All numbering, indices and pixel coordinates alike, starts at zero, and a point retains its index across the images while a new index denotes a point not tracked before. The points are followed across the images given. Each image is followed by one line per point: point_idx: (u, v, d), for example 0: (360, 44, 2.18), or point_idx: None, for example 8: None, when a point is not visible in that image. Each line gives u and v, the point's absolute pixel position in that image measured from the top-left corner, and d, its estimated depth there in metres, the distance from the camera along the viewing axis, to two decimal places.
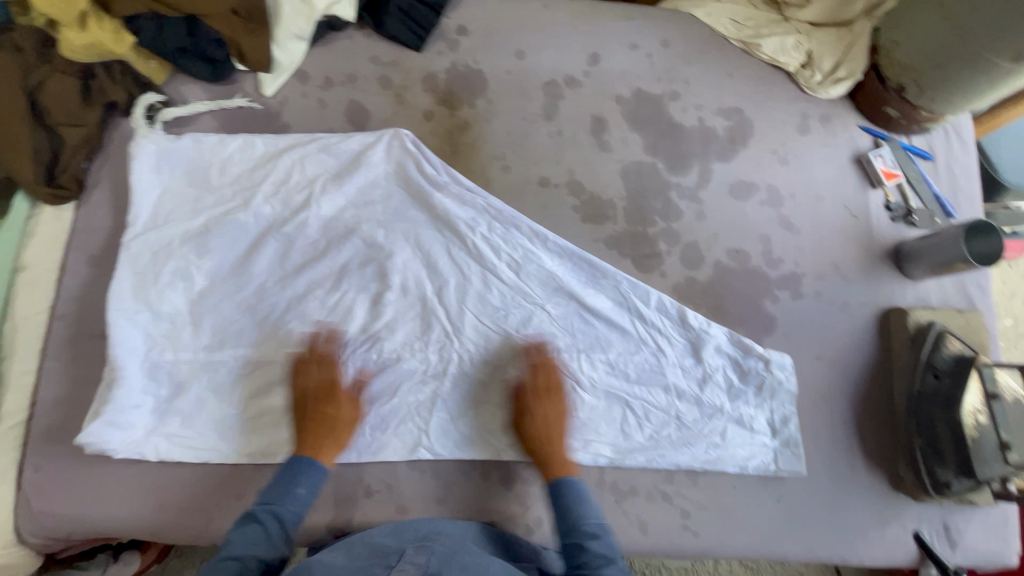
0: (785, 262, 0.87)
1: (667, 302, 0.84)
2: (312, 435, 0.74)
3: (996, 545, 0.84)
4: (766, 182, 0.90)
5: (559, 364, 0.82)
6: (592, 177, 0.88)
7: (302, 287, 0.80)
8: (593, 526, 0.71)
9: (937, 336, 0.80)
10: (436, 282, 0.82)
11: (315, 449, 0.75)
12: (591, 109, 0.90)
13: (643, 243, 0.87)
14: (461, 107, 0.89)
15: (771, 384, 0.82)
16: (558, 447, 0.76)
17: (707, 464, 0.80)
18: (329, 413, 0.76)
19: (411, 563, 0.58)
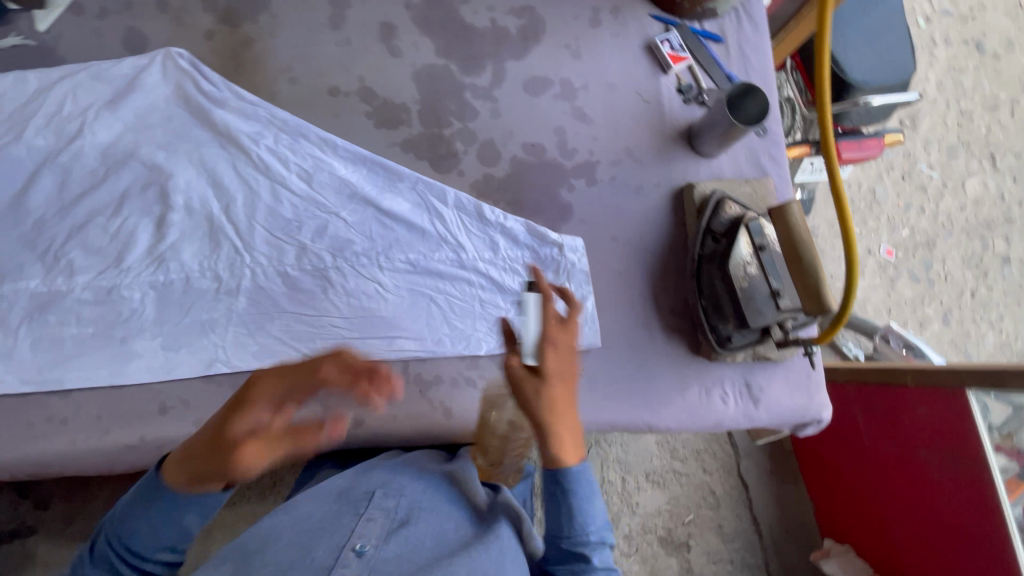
0: (579, 151, 0.89)
1: (463, 199, 0.85)
2: None
3: (803, 399, 0.87)
4: (560, 76, 0.91)
5: (358, 268, 0.83)
6: (384, 84, 0.88)
7: (83, 216, 0.79)
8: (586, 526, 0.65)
9: (717, 202, 0.84)
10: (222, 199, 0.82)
11: None
12: (379, 17, 0.90)
13: (439, 144, 0.87)
14: (242, 24, 0.88)
15: (565, 266, 0.84)
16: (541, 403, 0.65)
17: (507, 347, 0.82)
18: None
19: (379, 508, 0.66)
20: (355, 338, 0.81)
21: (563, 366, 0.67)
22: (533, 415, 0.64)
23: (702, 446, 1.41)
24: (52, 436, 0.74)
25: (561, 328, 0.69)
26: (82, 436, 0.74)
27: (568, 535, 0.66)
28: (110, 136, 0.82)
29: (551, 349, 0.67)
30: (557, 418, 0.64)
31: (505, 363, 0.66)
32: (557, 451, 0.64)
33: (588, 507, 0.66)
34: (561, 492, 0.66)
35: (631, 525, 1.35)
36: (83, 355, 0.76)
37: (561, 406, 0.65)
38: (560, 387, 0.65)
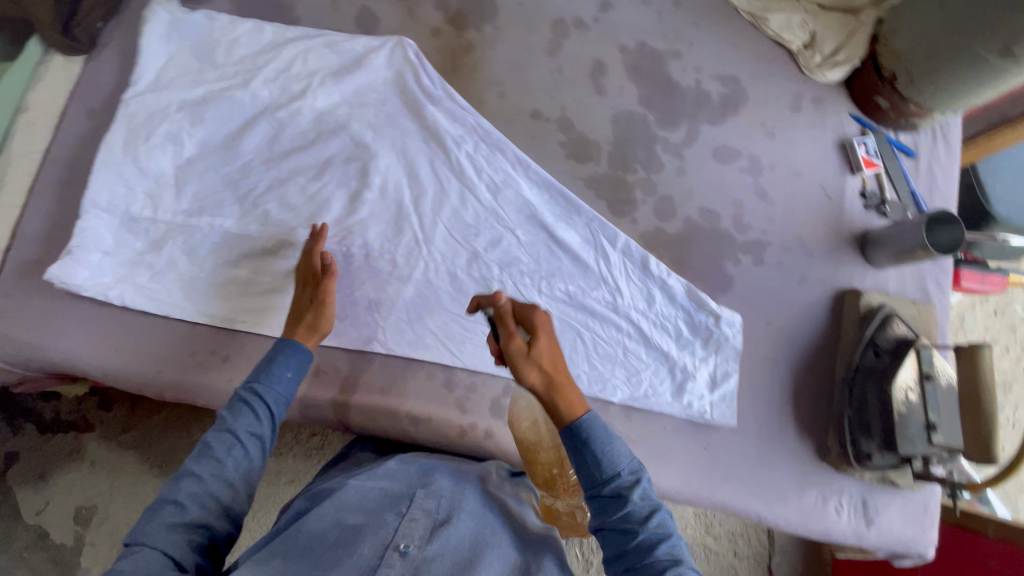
0: (753, 229, 0.89)
1: (633, 247, 0.85)
2: None
3: (914, 531, 0.85)
4: (749, 150, 0.92)
5: (520, 287, 0.85)
6: (583, 118, 0.90)
7: (286, 171, 0.83)
8: (626, 469, 0.54)
9: (885, 317, 0.83)
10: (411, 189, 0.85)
11: None
12: (593, 53, 0.92)
13: (621, 188, 0.89)
14: (468, 30, 0.91)
15: (717, 338, 0.84)
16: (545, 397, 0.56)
17: (640, 402, 0.82)
18: None
19: (423, 508, 0.63)
20: None
21: (554, 341, 0.58)
22: (538, 383, 0.56)
23: (738, 530, 1.36)
24: (214, 370, 0.77)
25: (536, 311, 0.60)
26: (239, 377, 0.77)
27: (603, 481, 0.54)
28: (327, 103, 0.85)
29: (543, 326, 0.59)
30: (558, 383, 0.56)
31: (505, 340, 0.58)
32: (561, 412, 0.56)
33: (614, 448, 0.55)
34: (579, 443, 0.54)
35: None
36: (257, 302, 0.79)
37: (557, 363, 0.57)
38: (548, 357, 0.57)
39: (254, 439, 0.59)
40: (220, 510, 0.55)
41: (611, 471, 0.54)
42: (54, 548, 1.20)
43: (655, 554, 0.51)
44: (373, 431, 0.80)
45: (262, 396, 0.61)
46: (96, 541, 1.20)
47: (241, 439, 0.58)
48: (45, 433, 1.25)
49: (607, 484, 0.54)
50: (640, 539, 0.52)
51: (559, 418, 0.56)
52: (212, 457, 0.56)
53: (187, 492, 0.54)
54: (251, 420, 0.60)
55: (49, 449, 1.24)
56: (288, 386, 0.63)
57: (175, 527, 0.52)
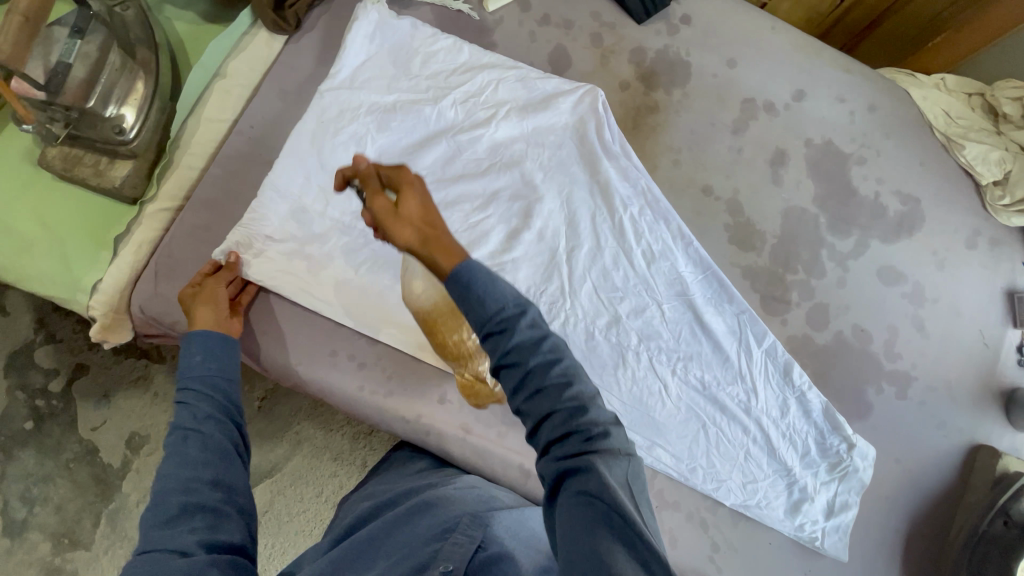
0: (902, 359, 0.86)
1: (778, 350, 0.83)
2: None
3: None
4: (915, 277, 0.88)
5: (655, 363, 0.83)
6: (754, 206, 0.88)
7: (454, 194, 0.83)
8: (514, 299, 0.46)
9: (1021, 488, 0.78)
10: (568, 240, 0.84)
11: None
12: (777, 140, 0.89)
13: (777, 286, 0.86)
14: (657, 90, 0.90)
15: (846, 467, 0.81)
16: (422, 251, 0.50)
17: (749, 510, 0.80)
18: None
19: (465, 534, 0.61)
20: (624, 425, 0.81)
21: (422, 199, 0.55)
22: (410, 239, 0.51)
23: None
24: (346, 375, 0.78)
25: (403, 174, 0.58)
26: (369, 388, 0.78)
27: (485, 319, 0.45)
28: (509, 136, 0.85)
29: (409, 185, 0.56)
30: (431, 236, 0.50)
31: (369, 203, 0.55)
32: (438, 264, 0.49)
33: (495, 281, 0.47)
34: (460, 293, 0.46)
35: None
36: (399, 319, 0.79)
37: (425, 216, 0.53)
38: (414, 212, 0.53)
39: (210, 419, 0.55)
40: (207, 484, 0.50)
41: (496, 305, 0.45)
42: (100, 465, 1.19)
43: (560, 396, 0.44)
44: (483, 471, 0.79)
45: (200, 383, 0.59)
46: (143, 469, 1.19)
47: (190, 427, 0.54)
48: (120, 354, 1.23)
49: (489, 323, 0.45)
50: (529, 368, 0.44)
51: (435, 272, 0.49)
52: (178, 455, 0.51)
53: (167, 489, 0.49)
54: (197, 406, 0.56)
55: (119, 370, 1.24)
56: (210, 364, 0.61)
57: (168, 524, 0.47)
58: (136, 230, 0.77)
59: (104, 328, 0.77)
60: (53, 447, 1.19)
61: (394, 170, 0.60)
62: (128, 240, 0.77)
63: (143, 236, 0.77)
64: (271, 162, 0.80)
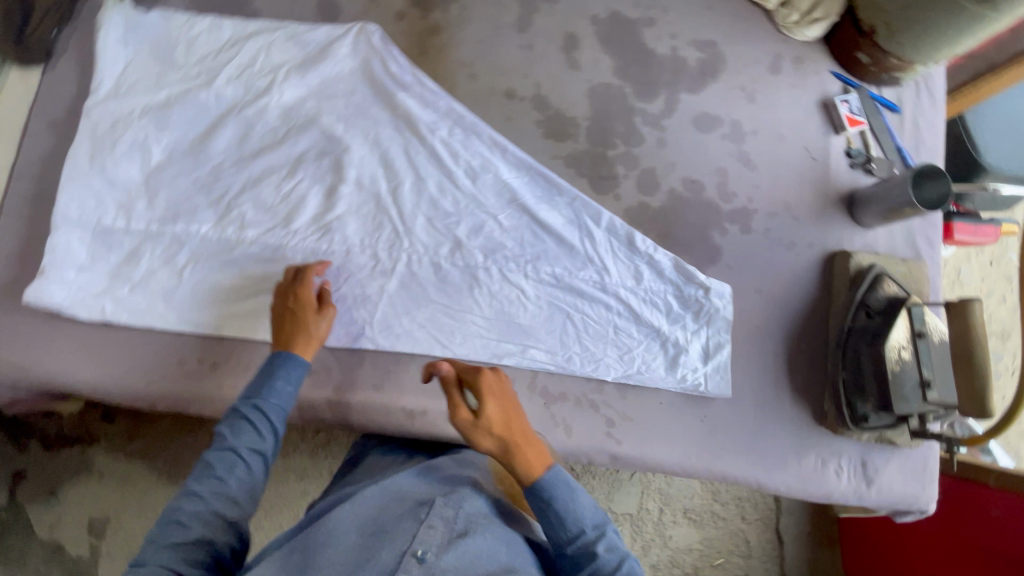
0: (738, 197, 0.88)
1: (617, 224, 0.85)
2: None
3: (913, 488, 0.86)
4: (731, 117, 0.90)
5: (506, 272, 0.84)
6: (559, 95, 0.88)
7: (257, 171, 0.82)
8: (587, 524, 0.62)
9: (875, 278, 0.83)
10: (386, 182, 0.83)
11: None
12: (564, 26, 0.90)
13: (602, 165, 0.87)
14: (433, 11, 0.89)
15: (707, 311, 0.84)
16: (506, 456, 0.62)
17: (631, 378, 0.82)
18: None
19: (440, 517, 0.61)
20: (493, 339, 0.82)
21: (500, 406, 0.63)
22: (497, 448, 0.63)
23: (745, 495, 1.39)
24: (201, 378, 0.77)
25: (480, 375, 0.65)
26: (229, 385, 0.77)
27: (569, 539, 0.61)
28: (296, 99, 0.84)
29: (488, 395, 0.63)
30: (515, 448, 0.62)
31: (453, 411, 0.63)
32: (521, 470, 0.62)
33: (570, 506, 0.62)
34: (544, 504, 0.62)
35: (659, 556, 1.36)
36: (240, 309, 0.78)
37: (508, 428, 0.62)
38: (493, 427, 0.62)
39: (256, 455, 0.61)
40: (224, 523, 0.57)
41: (574, 528, 0.61)
42: (70, 561, 1.16)
43: None
44: (368, 426, 0.79)
45: (258, 410, 0.63)
46: (115, 551, 1.16)
47: (242, 456, 0.60)
48: (50, 449, 1.20)
49: (579, 546, 0.61)
50: None
51: (519, 479, 0.62)
52: (214, 476, 0.59)
53: (182, 512, 0.56)
54: (252, 437, 0.61)
55: (55, 460, 1.21)
56: (281, 397, 0.65)
57: (173, 545, 0.54)
58: None
59: None
60: (17, 560, 1.16)
61: (472, 368, 0.66)
62: None
63: None
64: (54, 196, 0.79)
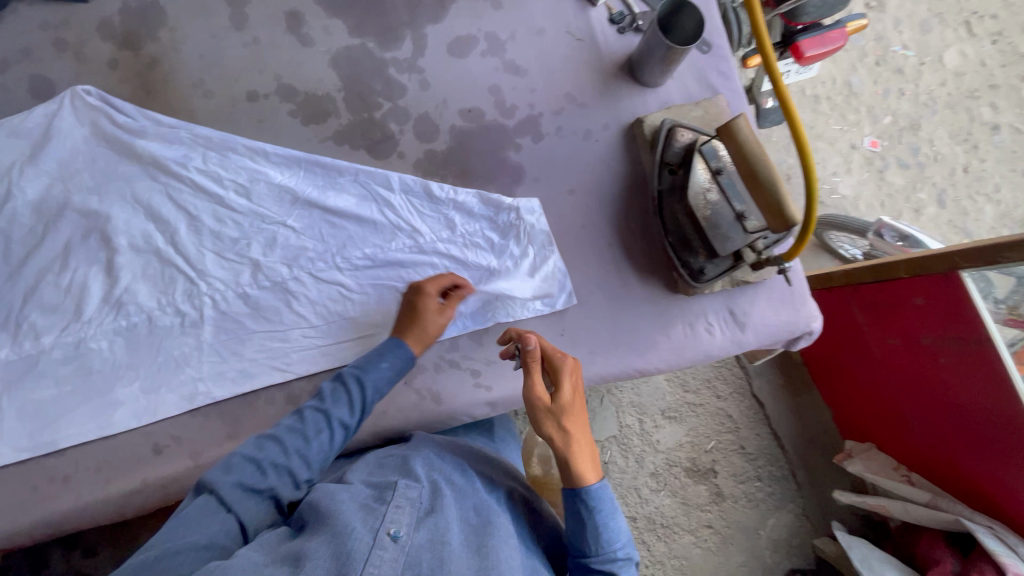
0: (520, 107, 0.85)
1: (408, 181, 0.82)
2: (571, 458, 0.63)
3: (789, 316, 0.85)
4: (484, 30, 0.86)
5: (318, 274, 0.81)
6: (302, 78, 0.83)
7: (31, 276, 0.78)
8: (619, 547, 0.64)
9: (669, 131, 0.80)
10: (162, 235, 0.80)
11: (586, 468, 0.63)
12: (282, 6, 0.84)
13: (373, 130, 0.83)
14: (144, 45, 0.83)
15: (525, 230, 0.82)
16: (559, 443, 0.63)
17: (478, 323, 0.81)
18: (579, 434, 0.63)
19: (406, 498, 0.62)
20: (330, 343, 0.79)
21: (577, 394, 0.65)
22: (559, 437, 0.63)
23: (711, 375, 1.38)
24: (56, 496, 0.74)
25: (566, 362, 0.66)
26: (84, 492, 0.75)
27: (594, 553, 0.64)
28: (41, 190, 0.80)
29: (568, 380, 0.65)
30: (575, 440, 0.63)
31: (528, 389, 0.64)
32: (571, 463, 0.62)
33: (610, 523, 0.64)
34: (585, 510, 0.63)
35: (656, 462, 1.33)
36: (68, 415, 0.76)
37: (576, 414, 0.64)
38: (570, 415, 0.63)
39: (339, 428, 0.66)
40: (258, 490, 0.61)
41: (603, 547, 0.64)
42: None
43: None
44: None
45: (360, 381, 0.68)
46: None
47: (325, 426, 0.65)
48: None
49: (603, 560, 0.63)
50: None
51: (572, 475, 0.63)
52: (282, 437, 0.63)
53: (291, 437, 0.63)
54: (346, 409, 0.67)
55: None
56: (380, 379, 0.69)
57: (247, 487, 0.60)
58: None
59: None
60: None
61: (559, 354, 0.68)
62: None
63: None
64: None
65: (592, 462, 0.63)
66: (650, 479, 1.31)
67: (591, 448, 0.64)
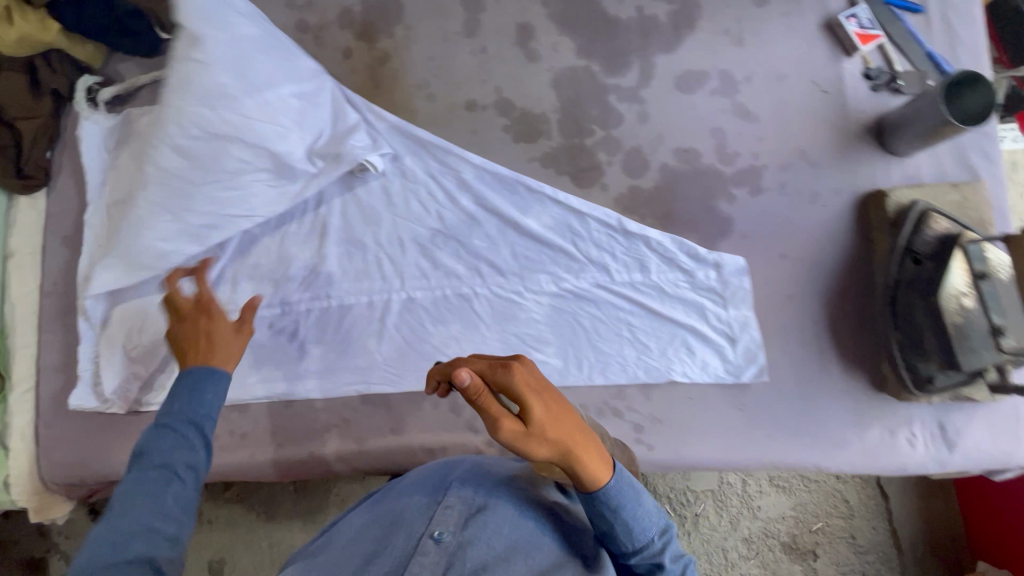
0: (742, 156, 0.78)
1: (607, 215, 0.78)
2: (580, 463, 0.51)
3: (1011, 446, 0.74)
4: (718, 68, 0.80)
5: (499, 291, 0.80)
6: (522, 93, 0.82)
7: (244, 242, 0.84)
8: (657, 533, 0.57)
9: (921, 216, 0.71)
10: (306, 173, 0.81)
11: (596, 471, 0.52)
12: (515, 17, 0.83)
13: (581, 156, 0.80)
14: (378, 39, 0.86)
15: (725, 290, 0.77)
16: (560, 461, 0.50)
17: (653, 376, 0.77)
18: (573, 439, 0.50)
19: (458, 498, 0.62)
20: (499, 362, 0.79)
21: (548, 405, 0.48)
22: (557, 456, 0.50)
23: None
24: (235, 449, 0.80)
25: (511, 376, 0.48)
26: (260, 450, 0.80)
27: (634, 550, 0.57)
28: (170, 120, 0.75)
29: (531, 392, 0.48)
30: (578, 447, 0.50)
31: (494, 427, 0.47)
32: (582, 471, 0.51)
33: (640, 515, 0.56)
34: (608, 511, 0.55)
35: (752, 529, 1.13)
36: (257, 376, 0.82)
37: (561, 422, 0.49)
38: (550, 428, 0.48)
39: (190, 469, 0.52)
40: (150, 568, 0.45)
41: (643, 537, 0.57)
42: None
43: None
44: (396, 469, 0.81)
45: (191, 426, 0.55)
46: None
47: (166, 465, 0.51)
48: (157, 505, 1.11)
49: (648, 551, 0.57)
50: None
51: (583, 477, 0.53)
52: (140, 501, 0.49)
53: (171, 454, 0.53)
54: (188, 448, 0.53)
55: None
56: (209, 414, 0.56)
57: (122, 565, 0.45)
58: (11, 422, 0.83)
59: (40, 510, 0.85)
60: None
61: (497, 366, 0.48)
62: (9, 433, 0.83)
63: (20, 422, 0.83)
64: None
65: (598, 459, 0.52)
66: (741, 545, 1.12)
67: (592, 442, 0.52)
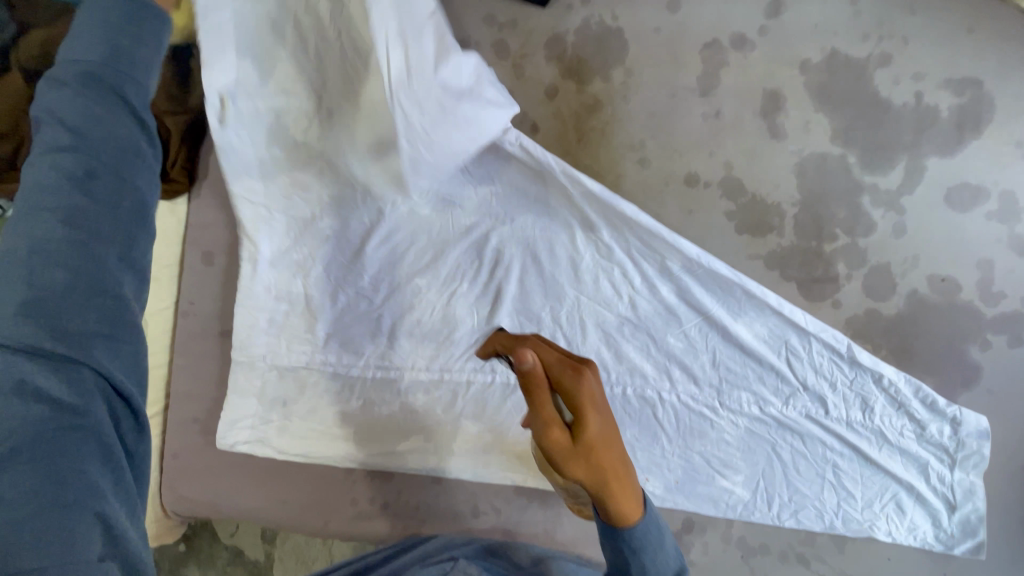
0: (1007, 298, 0.68)
1: (838, 341, 0.68)
2: (613, 494, 0.44)
3: None
4: (999, 186, 0.68)
5: (690, 402, 0.71)
6: (758, 175, 0.70)
7: (409, 293, 0.75)
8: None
9: None
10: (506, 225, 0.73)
11: (624, 508, 0.44)
12: (763, 81, 0.70)
13: (816, 264, 0.69)
14: (592, 80, 0.72)
15: (960, 451, 0.67)
16: (593, 485, 0.44)
17: (856, 530, 0.69)
18: (616, 464, 0.44)
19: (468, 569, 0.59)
20: (679, 481, 0.70)
21: (601, 421, 0.44)
22: (589, 481, 0.44)
23: None
24: (375, 518, 0.75)
25: (578, 380, 0.44)
26: (400, 524, 0.74)
27: None
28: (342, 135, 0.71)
29: (591, 406, 0.44)
30: (615, 479, 0.44)
31: (541, 424, 0.43)
32: (610, 508, 0.44)
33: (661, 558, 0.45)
34: (627, 552, 0.44)
35: None
36: (409, 447, 0.74)
37: (607, 446, 0.44)
38: (598, 448, 0.44)
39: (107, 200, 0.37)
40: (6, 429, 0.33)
41: None
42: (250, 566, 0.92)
43: None
44: None
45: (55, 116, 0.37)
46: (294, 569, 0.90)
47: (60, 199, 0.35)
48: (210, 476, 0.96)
49: None
50: None
51: (611, 519, 0.44)
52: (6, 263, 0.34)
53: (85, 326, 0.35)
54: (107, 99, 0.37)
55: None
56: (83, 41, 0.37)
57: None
58: None
59: (158, 535, 0.80)
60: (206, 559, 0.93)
61: (569, 367, 0.45)
62: None
63: None
64: (228, 331, 0.78)
65: (629, 497, 0.45)
66: None
67: (631, 471, 0.45)
